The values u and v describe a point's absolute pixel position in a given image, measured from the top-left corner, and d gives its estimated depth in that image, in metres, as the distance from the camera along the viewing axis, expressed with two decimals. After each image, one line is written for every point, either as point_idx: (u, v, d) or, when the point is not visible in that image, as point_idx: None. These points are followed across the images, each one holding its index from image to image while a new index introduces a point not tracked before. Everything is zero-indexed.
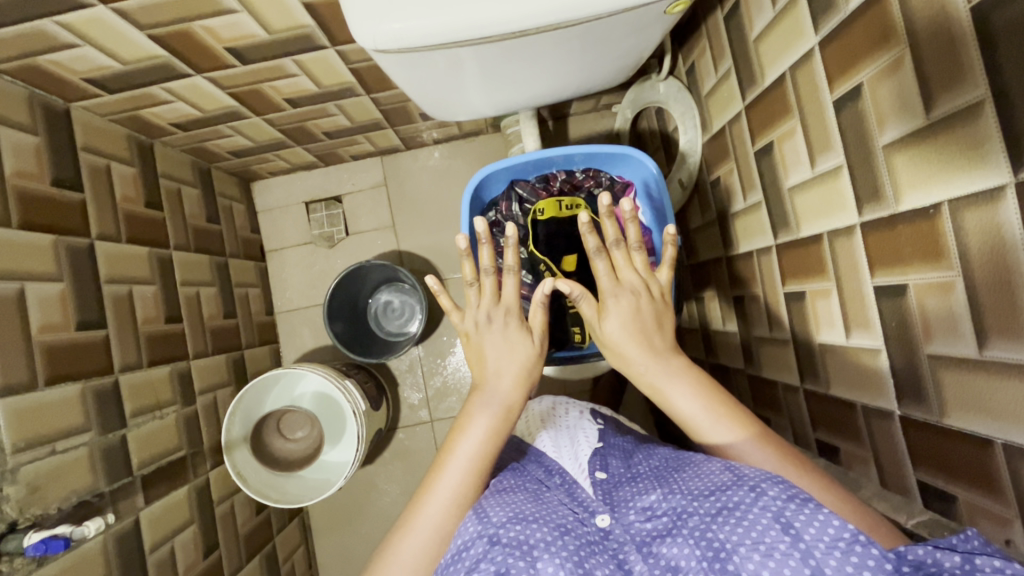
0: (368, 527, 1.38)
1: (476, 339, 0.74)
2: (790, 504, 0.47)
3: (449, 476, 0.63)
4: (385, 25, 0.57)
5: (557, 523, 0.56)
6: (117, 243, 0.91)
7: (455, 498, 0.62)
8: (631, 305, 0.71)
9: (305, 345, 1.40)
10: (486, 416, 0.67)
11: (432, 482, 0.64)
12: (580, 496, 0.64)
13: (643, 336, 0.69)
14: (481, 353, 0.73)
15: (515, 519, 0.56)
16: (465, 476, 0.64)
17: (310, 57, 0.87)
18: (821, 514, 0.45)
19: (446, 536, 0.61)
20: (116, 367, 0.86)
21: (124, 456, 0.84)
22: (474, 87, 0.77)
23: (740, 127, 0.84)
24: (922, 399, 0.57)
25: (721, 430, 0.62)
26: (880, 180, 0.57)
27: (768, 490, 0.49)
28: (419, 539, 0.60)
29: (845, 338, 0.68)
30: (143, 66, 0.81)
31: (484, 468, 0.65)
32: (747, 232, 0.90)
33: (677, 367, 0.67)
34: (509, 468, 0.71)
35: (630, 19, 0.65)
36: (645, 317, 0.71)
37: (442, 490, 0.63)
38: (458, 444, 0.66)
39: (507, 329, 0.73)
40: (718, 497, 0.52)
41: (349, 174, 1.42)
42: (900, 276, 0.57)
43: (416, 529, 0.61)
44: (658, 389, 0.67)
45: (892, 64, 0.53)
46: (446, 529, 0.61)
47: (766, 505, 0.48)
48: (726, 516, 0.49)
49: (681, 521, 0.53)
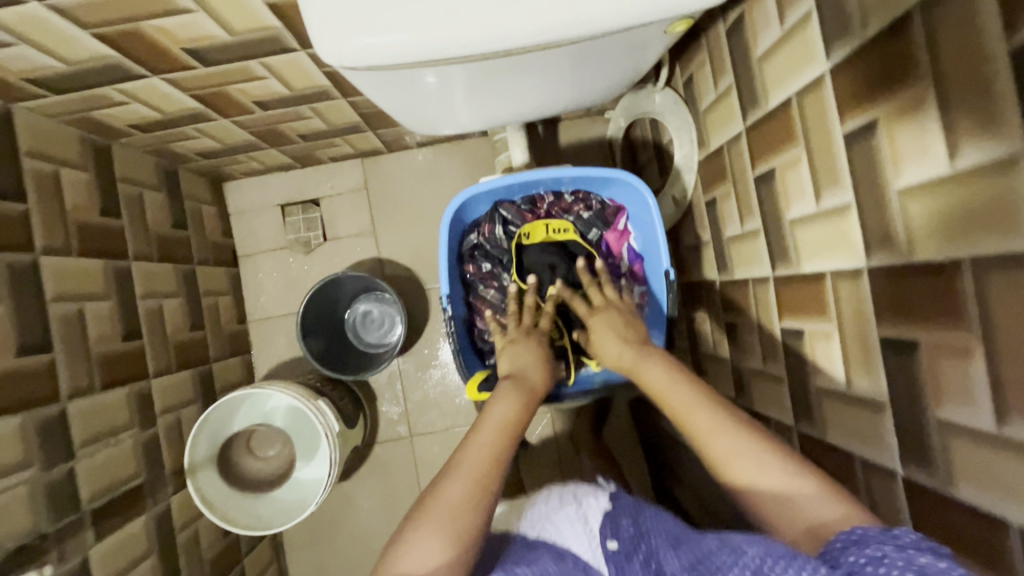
0: (343, 545, 1.33)
1: (508, 353, 0.80)
2: (767, 561, 0.48)
3: (480, 437, 0.63)
4: (353, 40, 0.51)
5: None
6: (66, 256, 0.84)
7: (488, 457, 0.62)
8: (613, 314, 0.81)
9: (279, 355, 1.34)
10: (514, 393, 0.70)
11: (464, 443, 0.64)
12: None
13: (622, 335, 0.77)
14: (509, 358, 0.79)
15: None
16: (497, 436, 0.64)
17: (279, 60, 0.79)
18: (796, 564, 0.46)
19: (480, 489, 0.59)
20: (63, 393, 0.80)
21: (71, 490, 0.78)
22: (458, 102, 0.70)
23: (740, 149, 0.79)
24: (928, 464, 0.53)
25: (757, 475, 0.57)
26: (892, 226, 0.52)
27: (747, 549, 0.50)
28: (454, 492, 0.58)
29: (846, 385, 0.64)
30: (91, 66, 0.74)
31: (515, 434, 0.65)
32: (743, 258, 0.85)
33: (662, 359, 0.71)
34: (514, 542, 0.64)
35: (629, 36, 0.59)
36: (618, 320, 0.80)
37: (479, 444, 0.63)
38: (491, 409, 0.67)
39: (538, 346, 0.80)
40: (707, 563, 0.52)
41: (328, 176, 1.35)
42: (911, 331, 0.52)
43: (452, 481, 0.59)
44: (642, 380, 0.71)
45: (912, 103, 0.48)
46: (486, 479, 0.60)
47: (745, 565, 0.49)
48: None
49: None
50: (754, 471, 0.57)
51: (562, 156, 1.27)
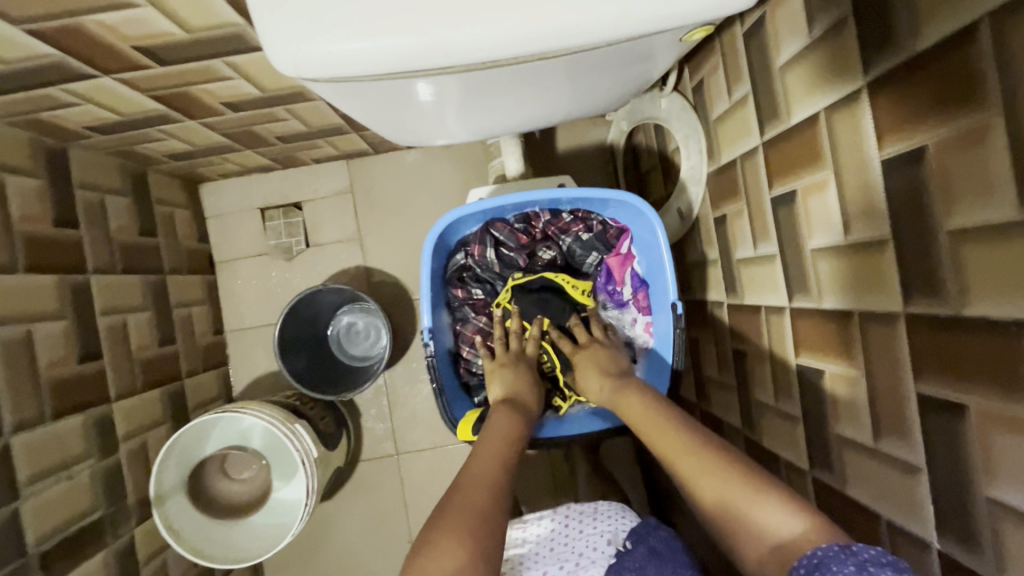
0: (324, 567, 1.26)
1: (497, 377, 0.79)
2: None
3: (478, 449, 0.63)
4: (314, 47, 0.43)
5: None
6: (11, 274, 0.77)
7: (489, 468, 0.60)
8: (598, 350, 0.81)
9: (258, 368, 1.27)
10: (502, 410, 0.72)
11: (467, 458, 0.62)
12: None
13: (599, 367, 0.78)
14: (498, 381, 0.78)
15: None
16: (492, 448, 0.63)
17: (245, 59, 0.71)
18: None
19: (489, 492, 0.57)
20: (7, 427, 0.73)
21: (15, 533, 0.71)
22: (445, 115, 0.63)
23: (756, 164, 0.72)
24: (973, 544, 0.46)
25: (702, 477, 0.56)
26: (940, 271, 0.45)
27: None
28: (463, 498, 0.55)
29: (872, 439, 0.57)
30: (30, 66, 0.66)
31: (509, 448, 0.64)
32: (755, 284, 0.78)
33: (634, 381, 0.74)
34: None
35: (637, 44, 0.52)
36: (601, 355, 0.80)
37: (476, 459, 0.61)
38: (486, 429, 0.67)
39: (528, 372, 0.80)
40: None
41: (310, 178, 1.27)
42: (959, 393, 0.45)
43: (463, 486, 0.57)
44: (618, 408, 0.71)
45: (973, 132, 0.41)
46: (489, 485, 0.57)
47: None
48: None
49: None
50: (714, 477, 0.56)
51: (560, 160, 1.19)
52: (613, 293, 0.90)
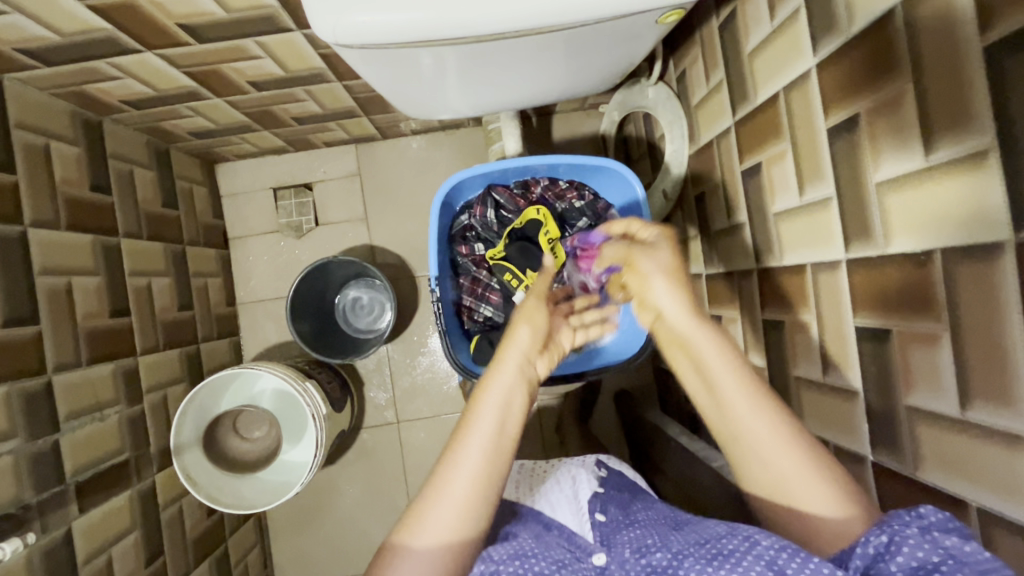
0: (326, 530, 1.33)
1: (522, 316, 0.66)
2: (783, 552, 0.46)
3: (467, 457, 0.55)
4: (348, 18, 0.52)
5: (555, 558, 0.56)
6: (55, 230, 0.84)
7: (478, 479, 0.55)
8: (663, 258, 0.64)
9: (268, 339, 1.34)
10: (507, 383, 0.59)
11: (447, 461, 0.56)
12: (579, 541, 0.61)
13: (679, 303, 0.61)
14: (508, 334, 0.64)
15: (514, 555, 0.55)
16: (485, 452, 0.56)
17: (274, 40, 0.80)
18: (811, 563, 0.44)
19: (471, 518, 0.54)
20: (49, 366, 0.81)
21: (55, 463, 0.80)
22: (453, 87, 0.72)
23: (729, 143, 0.80)
24: (897, 449, 0.55)
25: (762, 423, 0.56)
26: (870, 218, 0.54)
27: (761, 540, 0.48)
28: (443, 527, 0.53)
29: (822, 374, 0.65)
30: (84, 40, 0.74)
31: (507, 444, 0.57)
32: (729, 251, 0.86)
33: (733, 369, 0.58)
34: (510, 515, 0.66)
35: (621, 25, 0.61)
36: (677, 272, 0.63)
37: (462, 470, 0.55)
38: (479, 422, 0.57)
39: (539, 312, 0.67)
40: (715, 545, 0.50)
41: (321, 161, 1.34)
42: (884, 321, 0.54)
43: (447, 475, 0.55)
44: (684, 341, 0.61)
45: (891, 99, 0.50)
46: (479, 494, 0.55)
47: (760, 554, 0.47)
48: (720, 560, 0.48)
49: (677, 562, 0.51)
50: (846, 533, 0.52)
51: (555, 148, 1.28)
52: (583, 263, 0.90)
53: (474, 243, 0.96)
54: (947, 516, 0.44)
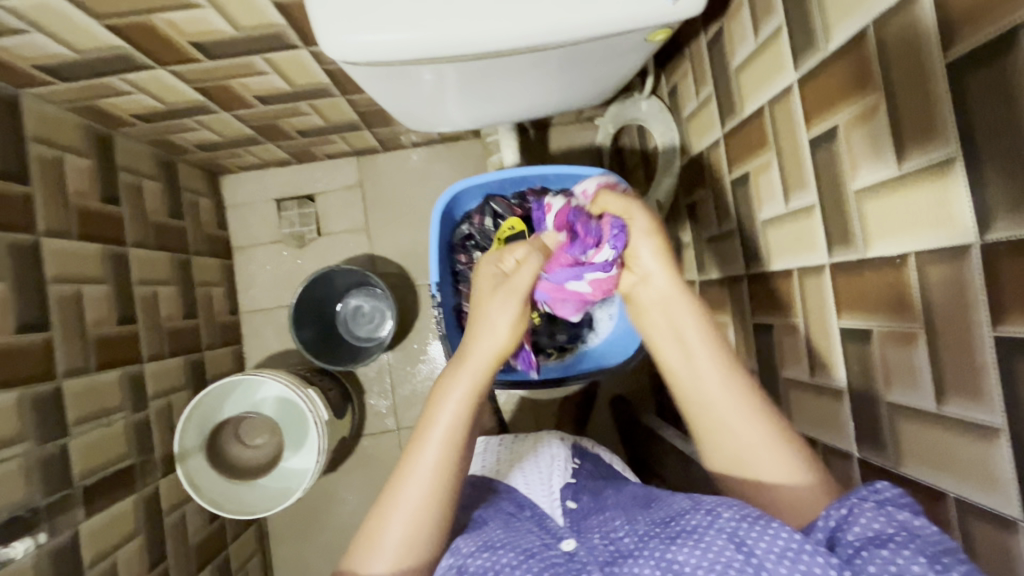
0: (325, 537, 1.34)
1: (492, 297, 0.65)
2: (743, 524, 0.46)
3: (408, 492, 0.56)
4: (355, 37, 0.56)
5: (523, 547, 0.54)
6: (67, 239, 0.87)
7: (422, 513, 0.55)
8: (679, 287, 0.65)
9: (270, 347, 1.35)
10: (452, 415, 0.58)
11: (387, 499, 0.56)
12: (550, 523, 0.60)
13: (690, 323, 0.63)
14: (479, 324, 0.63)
15: (483, 548, 0.55)
16: (426, 489, 0.56)
17: (281, 57, 0.83)
18: (770, 528, 0.45)
19: (420, 541, 0.55)
20: (59, 371, 0.83)
21: (63, 467, 0.81)
22: (452, 102, 0.75)
23: (718, 154, 0.84)
24: (880, 446, 0.57)
25: (766, 461, 0.57)
26: (850, 224, 0.57)
27: (723, 512, 0.48)
28: (390, 555, 0.54)
29: (810, 375, 0.67)
30: (99, 56, 0.77)
31: (449, 478, 0.57)
32: (721, 259, 0.88)
33: (718, 364, 0.60)
34: (488, 490, 0.70)
35: (612, 42, 0.65)
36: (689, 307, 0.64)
37: (403, 507, 0.55)
38: (422, 453, 0.57)
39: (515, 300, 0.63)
40: (676, 523, 0.50)
41: (323, 172, 1.38)
42: (866, 321, 0.57)
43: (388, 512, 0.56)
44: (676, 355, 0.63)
45: (867, 111, 0.53)
46: (421, 525, 0.55)
47: (721, 527, 0.47)
48: (683, 538, 0.48)
49: (642, 543, 0.50)
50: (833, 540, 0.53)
51: (552, 160, 1.31)
52: (589, 235, 0.70)
53: (474, 251, 0.98)
54: (900, 492, 0.47)
